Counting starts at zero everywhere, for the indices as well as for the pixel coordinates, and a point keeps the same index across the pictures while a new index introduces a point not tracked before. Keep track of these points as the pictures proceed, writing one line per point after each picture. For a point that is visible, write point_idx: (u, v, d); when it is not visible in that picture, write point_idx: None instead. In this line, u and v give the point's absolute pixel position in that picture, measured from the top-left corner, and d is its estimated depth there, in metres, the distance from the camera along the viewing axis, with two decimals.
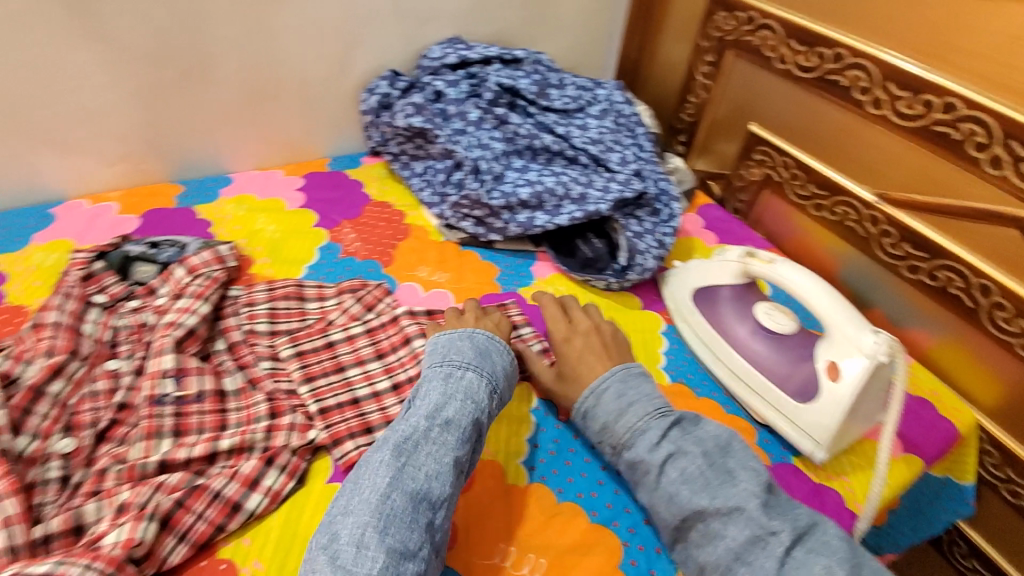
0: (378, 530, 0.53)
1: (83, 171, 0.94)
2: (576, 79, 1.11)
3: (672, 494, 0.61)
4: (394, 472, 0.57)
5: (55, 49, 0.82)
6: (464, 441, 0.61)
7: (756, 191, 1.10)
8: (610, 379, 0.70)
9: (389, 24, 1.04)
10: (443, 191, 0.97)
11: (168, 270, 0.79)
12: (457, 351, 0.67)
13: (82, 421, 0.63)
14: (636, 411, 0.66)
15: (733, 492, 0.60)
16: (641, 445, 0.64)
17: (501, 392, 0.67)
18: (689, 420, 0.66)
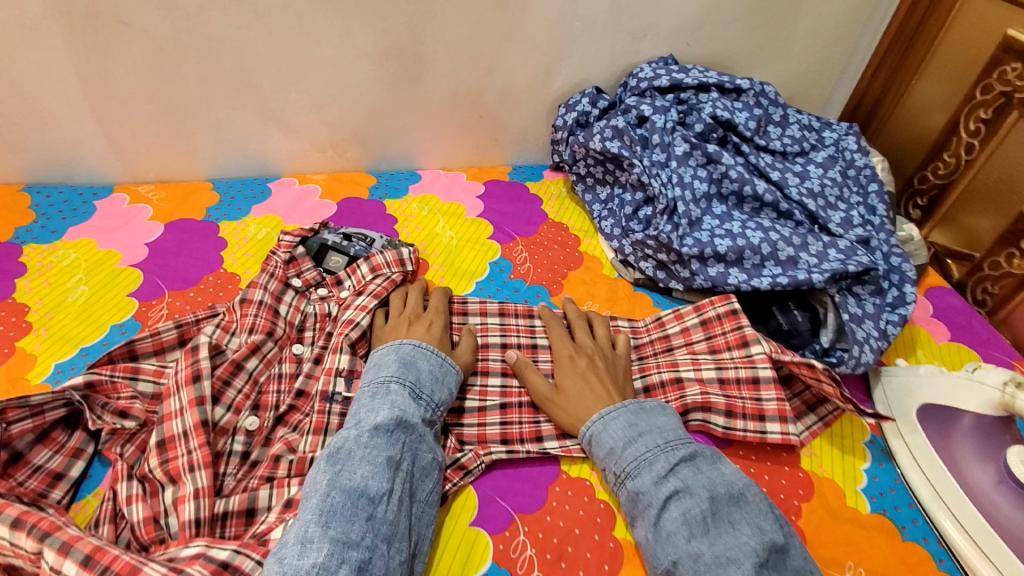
0: (320, 525, 0.50)
1: (299, 152, 1.02)
2: (802, 116, 0.97)
3: (667, 533, 0.55)
4: (330, 476, 0.54)
5: (299, 42, 0.88)
6: (395, 441, 0.58)
7: (1014, 287, 0.88)
8: (621, 409, 0.65)
9: (602, 38, 0.97)
10: (628, 225, 0.90)
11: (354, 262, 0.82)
12: (382, 365, 0.65)
13: (267, 402, 0.67)
14: (646, 441, 0.62)
15: (732, 544, 0.53)
16: (646, 474, 0.59)
17: (428, 396, 0.64)
18: (701, 458, 0.60)
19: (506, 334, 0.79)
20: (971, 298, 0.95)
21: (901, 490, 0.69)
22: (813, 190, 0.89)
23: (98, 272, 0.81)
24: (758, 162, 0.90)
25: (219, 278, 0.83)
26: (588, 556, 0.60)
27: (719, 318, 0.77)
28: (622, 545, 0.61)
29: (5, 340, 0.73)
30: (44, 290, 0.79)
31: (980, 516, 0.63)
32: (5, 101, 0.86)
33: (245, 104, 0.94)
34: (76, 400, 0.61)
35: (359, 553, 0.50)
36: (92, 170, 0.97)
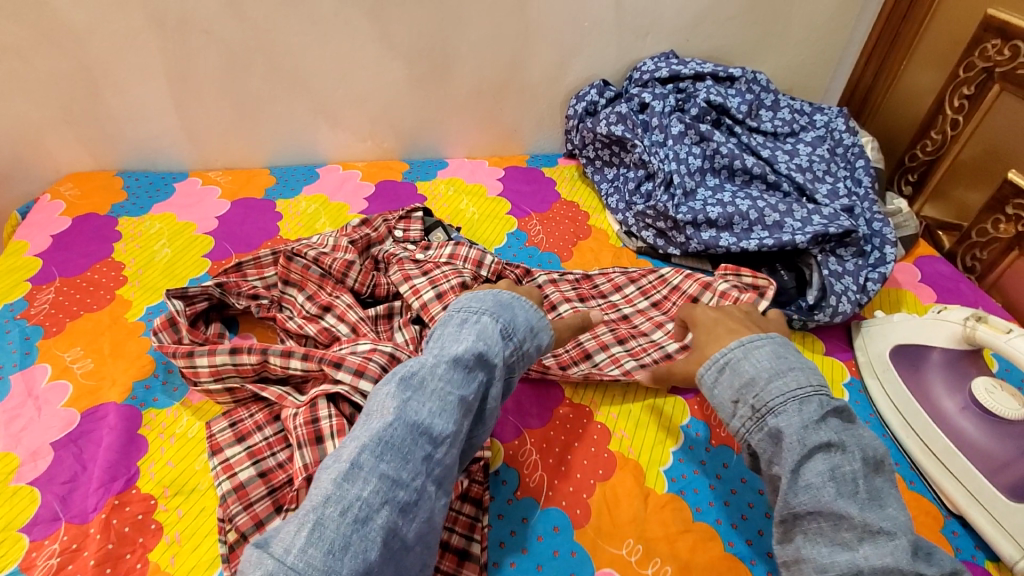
0: (375, 453, 0.52)
1: (344, 143, 1.18)
2: (794, 101, 1.07)
3: (809, 483, 0.52)
4: (399, 404, 0.55)
5: (343, 45, 1.04)
6: (469, 381, 0.59)
7: (1002, 250, 0.93)
8: (768, 342, 0.60)
9: (610, 36, 1.09)
10: (630, 200, 1.01)
11: (409, 216, 0.93)
12: (476, 302, 0.66)
13: (346, 314, 0.77)
14: (798, 381, 0.56)
15: (881, 514, 0.51)
16: (792, 415, 0.55)
17: (513, 342, 0.64)
18: (851, 414, 0.56)
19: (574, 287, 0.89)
20: (962, 266, 1.00)
21: (876, 424, 0.75)
22: (801, 165, 0.97)
23: (178, 238, 0.97)
24: (749, 141, 1.00)
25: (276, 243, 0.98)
26: (585, 462, 0.70)
27: (665, 297, 0.86)
28: (615, 456, 0.71)
29: (106, 289, 0.88)
30: (136, 252, 0.95)
31: (946, 439, 0.68)
32: (109, 100, 1.04)
33: (300, 101, 1.10)
34: (215, 294, 0.80)
35: (405, 495, 0.51)
36: (172, 158, 1.14)
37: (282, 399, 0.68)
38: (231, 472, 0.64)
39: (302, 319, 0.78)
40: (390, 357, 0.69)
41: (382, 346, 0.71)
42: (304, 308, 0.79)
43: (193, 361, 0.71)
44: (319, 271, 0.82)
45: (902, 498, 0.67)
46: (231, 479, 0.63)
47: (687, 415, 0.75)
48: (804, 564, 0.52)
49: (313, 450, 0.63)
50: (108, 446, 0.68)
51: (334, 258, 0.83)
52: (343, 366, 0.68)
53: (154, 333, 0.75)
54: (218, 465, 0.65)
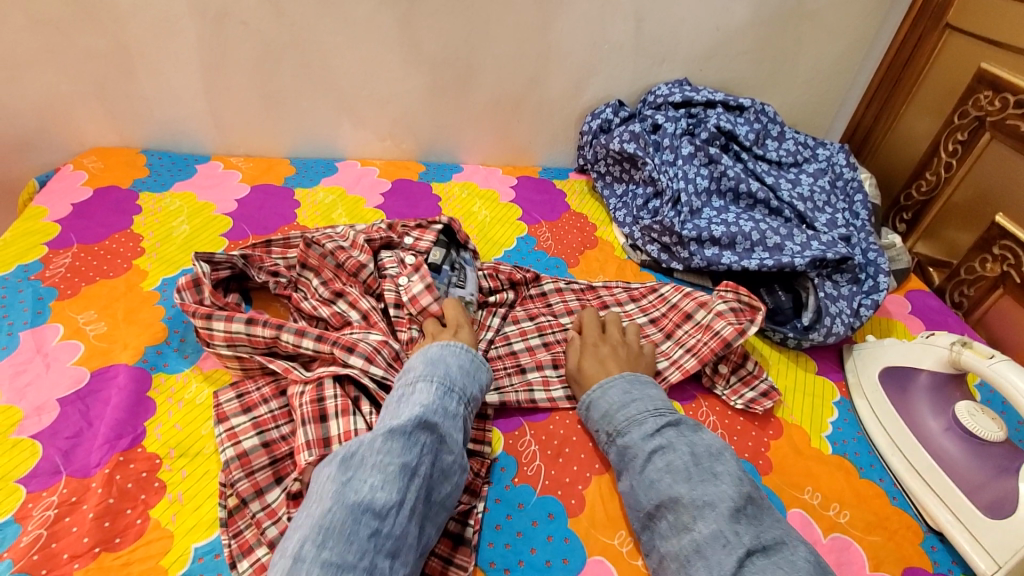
0: (315, 542, 0.51)
1: (363, 141, 1.21)
2: (798, 135, 1.12)
3: (653, 480, 0.62)
4: (337, 485, 0.55)
5: (373, 47, 1.08)
6: (414, 444, 0.59)
7: (988, 288, 0.97)
8: (617, 379, 0.73)
9: (628, 60, 1.15)
10: (638, 215, 1.05)
11: (428, 227, 0.93)
12: (410, 368, 0.68)
13: (358, 302, 0.80)
14: (637, 405, 0.69)
15: (711, 490, 0.59)
16: (634, 433, 0.66)
17: (456, 392, 0.66)
18: (686, 425, 0.66)
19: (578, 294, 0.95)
20: (951, 301, 1.04)
21: (863, 441, 0.77)
22: (802, 195, 1.02)
23: (197, 217, 1.00)
24: (755, 167, 1.04)
25: (292, 228, 1.00)
26: (582, 456, 0.72)
27: (664, 315, 0.89)
28: None
29: (124, 258, 0.90)
30: (155, 226, 0.97)
31: (929, 458, 0.70)
32: (142, 80, 1.08)
33: (326, 96, 1.14)
34: (239, 264, 0.85)
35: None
36: (196, 141, 1.17)
37: (287, 372, 0.70)
38: (236, 440, 0.65)
39: (317, 302, 0.80)
40: (396, 353, 0.72)
41: (392, 341, 0.74)
42: (319, 292, 0.82)
43: (210, 324, 0.73)
44: (334, 262, 0.86)
45: (885, 512, 0.69)
46: (235, 447, 0.64)
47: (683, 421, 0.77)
48: (664, 562, 0.58)
49: (317, 428, 0.65)
50: (116, 405, 0.69)
51: (349, 255, 0.86)
52: (356, 351, 0.70)
53: (178, 291, 0.77)
54: (224, 431, 0.65)
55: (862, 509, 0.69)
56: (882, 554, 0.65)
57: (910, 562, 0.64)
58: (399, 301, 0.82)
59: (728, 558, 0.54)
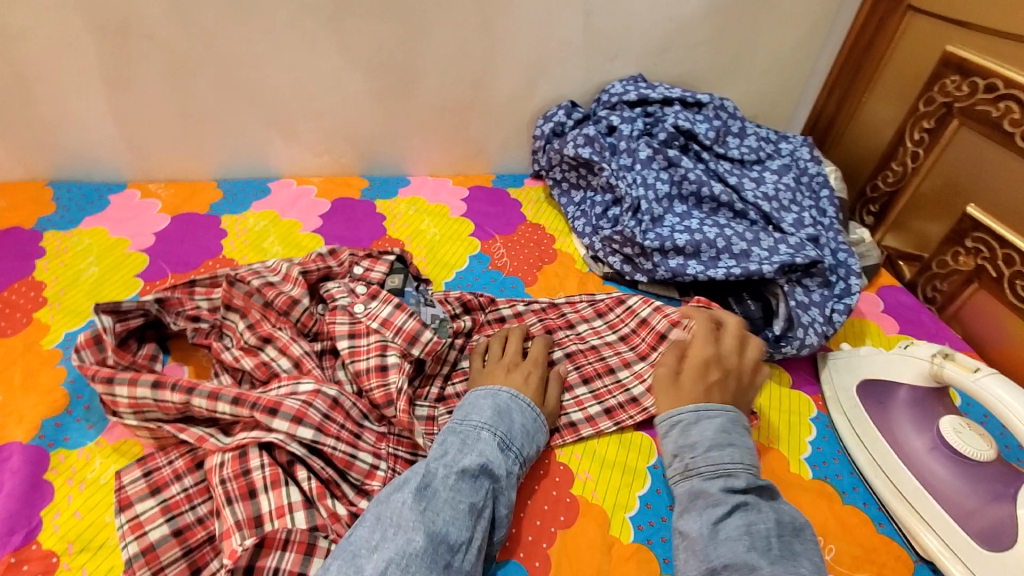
0: (399, 568, 0.48)
1: (299, 157, 1.12)
2: (760, 129, 1.07)
3: (727, 537, 0.55)
4: (416, 515, 0.53)
5: (300, 56, 0.99)
6: (480, 487, 0.57)
7: (961, 282, 0.93)
8: (723, 413, 0.65)
9: (579, 57, 1.08)
10: (597, 224, 0.98)
11: (378, 256, 0.84)
12: (478, 410, 0.64)
13: (289, 347, 0.71)
14: (733, 450, 0.61)
15: (791, 571, 0.52)
16: (720, 478, 0.59)
17: (514, 448, 0.63)
18: (772, 492, 0.60)
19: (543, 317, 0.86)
20: (923, 296, 1.00)
21: (844, 461, 0.73)
22: (767, 194, 0.97)
23: (108, 256, 0.89)
24: (717, 168, 0.99)
25: (218, 262, 0.90)
26: (546, 507, 0.65)
27: (633, 331, 0.83)
28: (578, 501, 0.66)
29: (23, 311, 0.80)
30: (60, 270, 0.86)
31: (916, 480, 0.66)
32: (41, 104, 0.96)
33: (253, 111, 1.04)
34: (152, 310, 0.74)
35: None
36: (110, 169, 1.06)
37: (201, 442, 0.61)
38: (141, 531, 0.56)
39: (240, 350, 0.71)
40: (331, 402, 0.63)
41: (326, 388, 0.65)
42: (242, 339, 0.72)
43: (112, 390, 0.63)
44: (262, 300, 0.75)
45: (871, 543, 0.64)
46: (139, 541, 0.55)
47: (654, 454, 0.71)
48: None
49: (246, 506, 0.56)
50: (5, 495, 0.60)
51: (279, 291, 0.76)
52: (280, 413, 0.60)
53: (76, 351, 0.68)
54: (127, 522, 0.57)
55: (849, 542, 0.64)
56: None
57: None
58: (353, 331, 0.73)
59: None
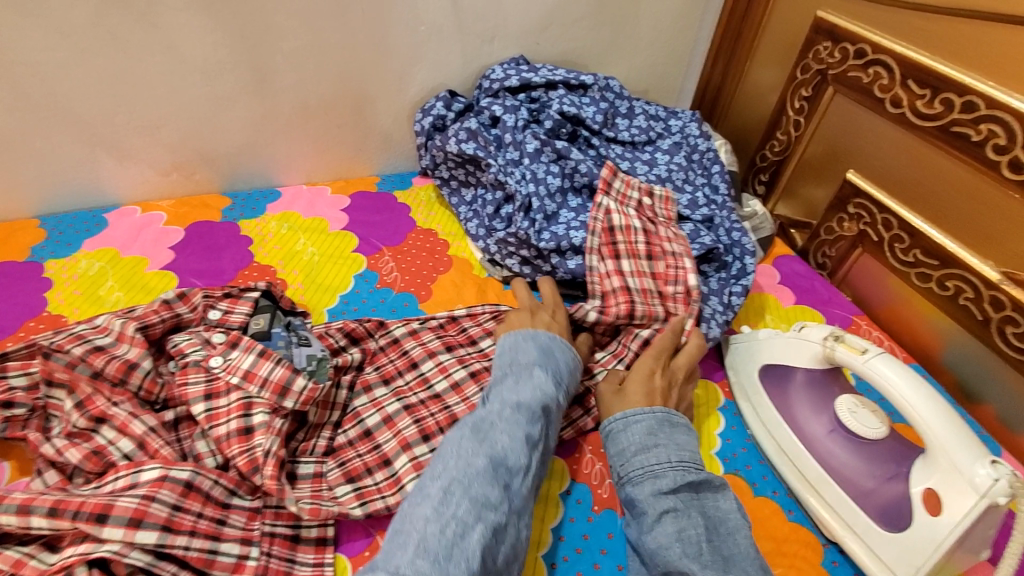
0: (462, 483, 0.51)
1: (140, 179, 0.95)
2: (648, 107, 1.03)
3: (659, 544, 0.53)
4: (474, 444, 0.54)
5: (113, 60, 0.82)
6: (537, 417, 0.59)
7: (847, 248, 0.95)
8: (647, 414, 0.63)
9: (452, 40, 0.98)
10: (491, 225, 0.91)
11: (240, 295, 0.73)
12: (523, 351, 0.66)
13: (129, 426, 0.59)
14: (659, 454, 0.60)
15: (722, 574, 0.50)
16: (650, 487, 0.58)
17: (564, 385, 0.65)
18: (704, 485, 0.58)
19: (440, 335, 0.79)
20: (815, 263, 1.02)
21: (751, 450, 0.72)
22: (660, 176, 0.94)
23: None
24: (608, 153, 0.94)
25: (41, 322, 0.75)
26: None
27: None
28: None
29: None
30: None
31: (818, 465, 0.66)
32: None
33: (67, 131, 0.86)
34: None
35: (496, 516, 0.50)
36: None
37: (18, 567, 0.50)
38: None
39: (65, 439, 0.58)
40: (184, 490, 0.54)
41: (177, 472, 0.54)
42: (69, 422, 0.59)
43: None
44: (89, 370, 0.62)
45: (783, 534, 0.64)
46: None
47: (567, 478, 0.67)
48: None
49: None
50: None
51: (110, 356, 0.63)
52: (111, 518, 0.50)
53: None
54: None
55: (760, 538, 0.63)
56: None
57: None
58: (210, 390, 0.62)
59: None
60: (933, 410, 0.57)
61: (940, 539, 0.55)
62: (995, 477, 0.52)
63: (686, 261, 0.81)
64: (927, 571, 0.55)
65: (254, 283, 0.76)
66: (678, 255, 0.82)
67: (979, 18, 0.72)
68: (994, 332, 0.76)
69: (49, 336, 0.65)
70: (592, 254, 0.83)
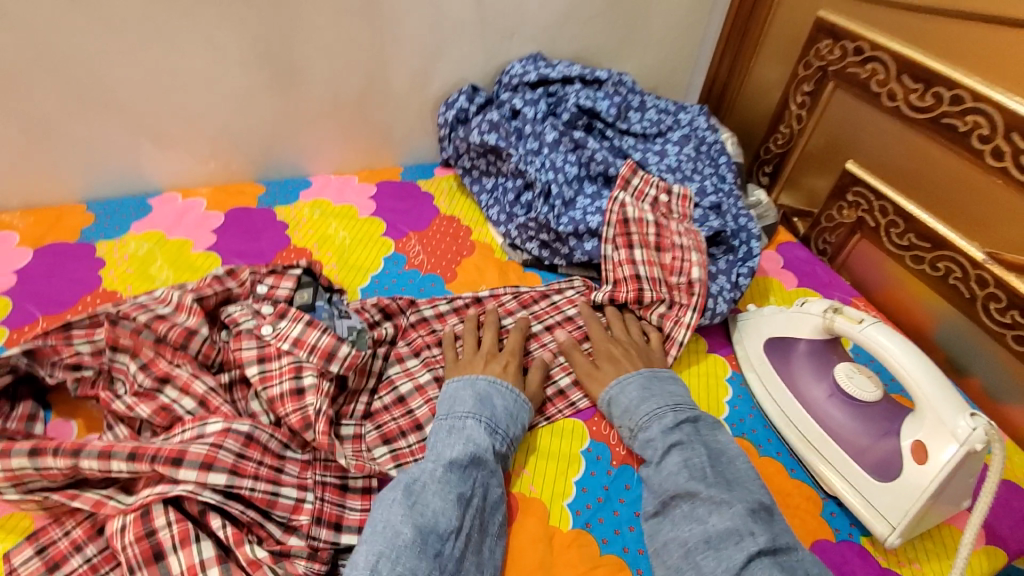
0: (390, 558, 0.52)
1: (181, 167, 1.01)
2: (658, 102, 1.09)
3: (669, 472, 0.63)
4: (404, 510, 0.56)
5: (161, 54, 0.88)
6: (468, 476, 0.61)
7: (846, 234, 1.00)
8: (636, 375, 0.73)
9: (474, 37, 1.04)
10: (511, 211, 0.98)
11: (284, 272, 0.78)
12: (460, 400, 0.68)
13: (191, 386, 0.65)
14: (658, 401, 0.70)
15: (726, 491, 0.61)
16: (655, 428, 0.67)
17: (503, 432, 0.66)
18: (703, 422, 0.68)
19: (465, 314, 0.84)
20: (816, 249, 1.08)
21: (757, 416, 0.78)
22: (670, 166, 1.00)
23: None
24: (621, 144, 1.00)
25: (97, 297, 0.81)
26: None
27: (558, 324, 0.85)
28: (516, 499, 0.66)
29: None
30: None
31: (818, 426, 0.71)
32: None
33: (117, 120, 0.92)
34: (22, 365, 0.66)
35: None
36: None
37: (99, 506, 0.56)
38: None
39: (134, 396, 0.64)
40: (246, 440, 0.59)
41: (238, 425, 0.60)
42: (136, 382, 0.65)
43: None
44: (153, 336, 0.68)
45: (786, 489, 0.70)
46: None
47: (587, 438, 0.73)
48: (670, 547, 0.59)
49: (153, 571, 0.52)
50: None
51: (172, 324, 0.69)
52: (185, 462, 0.56)
53: None
54: None
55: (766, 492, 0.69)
56: None
57: (815, 536, 0.66)
58: (263, 354, 0.68)
59: (738, 552, 0.55)
60: (924, 372, 0.63)
61: (926, 485, 0.61)
62: (974, 426, 0.59)
63: (693, 254, 0.85)
64: (915, 513, 0.61)
65: (296, 262, 0.82)
66: (686, 248, 0.86)
67: (965, 17, 0.78)
68: (980, 309, 0.82)
69: (114, 306, 0.70)
70: (608, 244, 0.89)
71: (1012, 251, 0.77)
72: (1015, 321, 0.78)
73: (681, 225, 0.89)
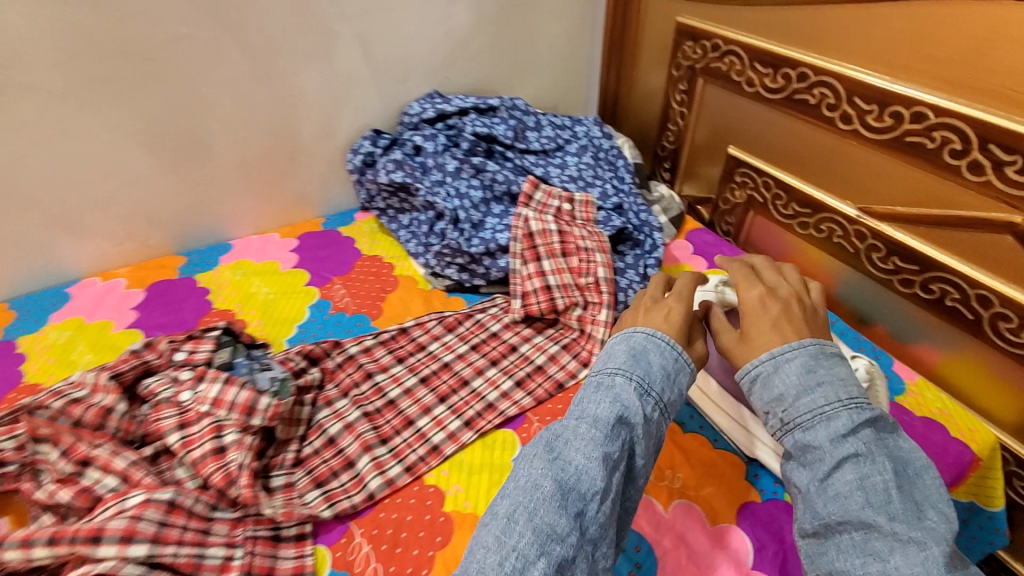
0: (528, 509, 0.51)
1: (96, 252, 1.02)
2: (554, 119, 1.16)
3: (838, 493, 0.53)
4: (547, 465, 0.54)
5: (58, 147, 0.90)
6: (616, 437, 0.56)
7: (742, 213, 1.07)
8: (799, 353, 0.60)
9: (369, 85, 1.09)
10: (427, 242, 1.01)
11: (202, 336, 0.80)
12: (611, 355, 0.62)
13: (112, 463, 0.65)
14: (825, 393, 0.57)
15: (912, 523, 0.51)
16: (820, 432, 0.56)
17: (656, 393, 0.59)
18: (882, 425, 0.56)
19: (390, 348, 0.87)
20: (722, 231, 1.14)
21: None
22: (572, 175, 1.06)
23: None
24: (522, 163, 1.06)
25: (19, 392, 0.81)
26: (421, 534, 0.66)
27: (484, 341, 0.89)
28: (451, 517, 0.67)
29: None
30: None
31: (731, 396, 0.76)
32: None
33: (23, 217, 0.93)
34: None
35: (563, 550, 0.50)
36: None
37: None
38: None
39: (55, 483, 0.64)
40: (167, 507, 0.60)
41: (159, 493, 0.61)
42: (58, 468, 0.65)
43: None
44: (72, 420, 0.69)
45: (710, 459, 0.74)
46: None
47: (517, 445, 0.75)
48: None
49: None
50: None
51: (89, 405, 0.70)
52: (105, 538, 0.56)
53: None
54: None
55: (690, 466, 0.73)
56: (716, 503, 0.70)
57: (744, 498, 0.70)
58: (183, 420, 0.69)
59: None
60: None
61: None
62: None
63: (597, 255, 0.91)
64: None
65: (216, 325, 0.84)
66: (590, 250, 0.91)
67: (792, 5, 0.87)
68: (865, 260, 0.88)
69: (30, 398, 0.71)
70: (517, 258, 0.93)
71: (878, 203, 0.84)
72: (894, 266, 0.84)
73: (584, 229, 0.94)
